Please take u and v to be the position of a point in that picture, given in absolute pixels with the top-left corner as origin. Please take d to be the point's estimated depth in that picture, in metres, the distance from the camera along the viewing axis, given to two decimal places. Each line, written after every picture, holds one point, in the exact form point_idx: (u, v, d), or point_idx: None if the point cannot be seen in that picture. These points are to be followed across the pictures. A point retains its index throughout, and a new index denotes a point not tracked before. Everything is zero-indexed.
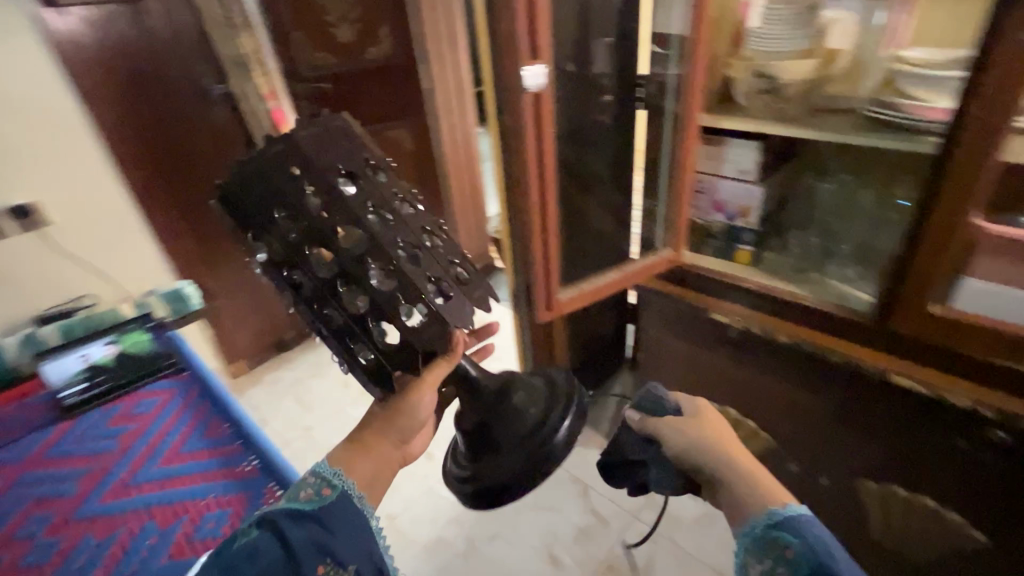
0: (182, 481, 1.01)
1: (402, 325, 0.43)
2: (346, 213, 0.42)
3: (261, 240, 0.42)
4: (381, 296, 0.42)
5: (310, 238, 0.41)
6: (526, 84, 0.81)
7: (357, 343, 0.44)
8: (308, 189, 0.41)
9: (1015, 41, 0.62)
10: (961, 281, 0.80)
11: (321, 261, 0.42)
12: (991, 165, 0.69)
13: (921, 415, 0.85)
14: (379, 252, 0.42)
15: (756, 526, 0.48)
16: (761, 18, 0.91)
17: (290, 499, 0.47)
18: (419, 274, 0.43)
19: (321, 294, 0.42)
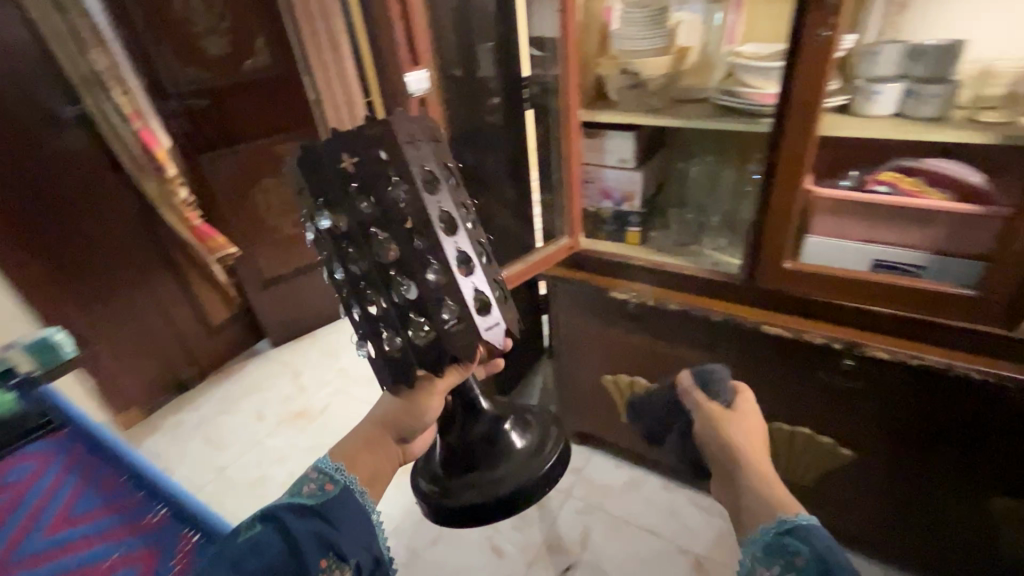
0: (78, 546, 0.96)
1: (439, 327, 0.48)
2: (419, 207, 0.47)
3: (327, 206, 0.46)
4: (430, 294, 0.47)
5: (376, 221, 0.46)
6: (411, 89, 0.82)
7: (387, 329, 0.48)
8: (391, 178, 0.46)
9: (817, 38, 0.74)
10: (806, 238, 0.96)
11: (382, 244, 0.46)
12: (813, 139, 0.82)
13: (789, 355, 1.00)
14: (438, 255, 0.47)
15: (768, 532, 0.52)
16: (620, 20, 1.01)
17: (295, 494, 0.54)
18: (467, 286, 0.49)
19: (371, 276, 0.47)
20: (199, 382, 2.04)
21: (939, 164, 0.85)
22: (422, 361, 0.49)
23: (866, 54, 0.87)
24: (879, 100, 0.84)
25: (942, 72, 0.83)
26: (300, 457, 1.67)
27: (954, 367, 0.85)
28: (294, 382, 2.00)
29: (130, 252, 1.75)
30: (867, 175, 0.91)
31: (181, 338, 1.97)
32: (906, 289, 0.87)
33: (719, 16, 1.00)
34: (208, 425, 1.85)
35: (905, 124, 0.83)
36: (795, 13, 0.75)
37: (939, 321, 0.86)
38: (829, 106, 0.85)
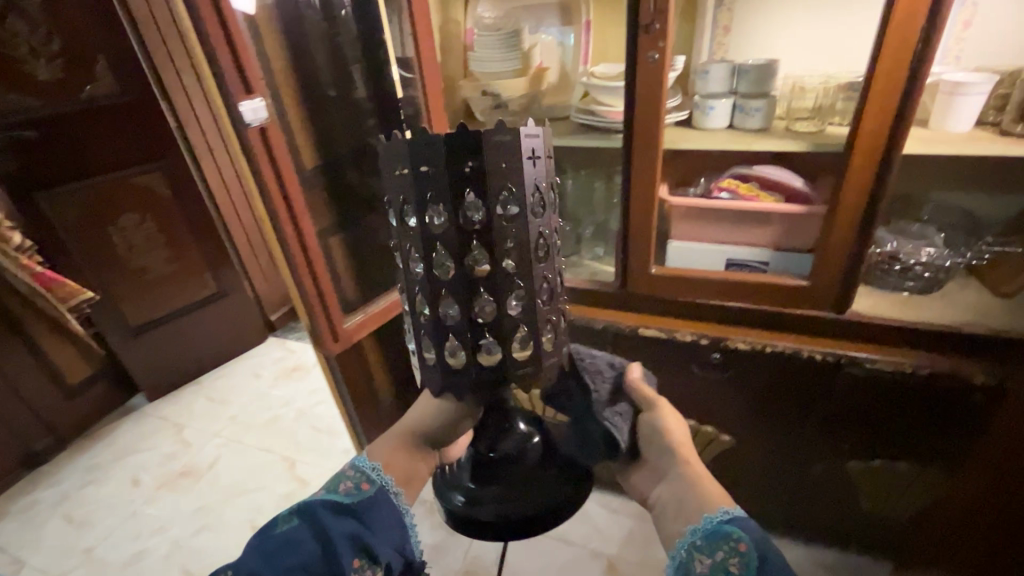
0: None
1: (509, 347, 0.55)
2: (523, 239, 0.51)
3: (444, 209, 0.49)
4: (508, 321, 0.54)
5: (480, 239, 0.50)
6: (246, 121, 0.70)
7: (456, 338, 0.55)
8: (507, 208, 0.49)
9: (648, 60, 0.80)
10: (669, 244, 1.02)
11: (477, 265, 0.51)
12: (659, 154, 0.88)
13: (667, 356, 1.06)
14: (528, 287, 0.53)
15: (711, 520, 0.54)
16: (478, 46, 1.02)
17: (332, 490, 0.60)
18: (541, 312, 0.55)
19: (457, 284, 0.52)
20: (56, 454, 1.77)
21: (769, 171, 0.94)
22: (484, 373, 0.56)
23: (700, 73, 0.94)
24: (713, 115, 0.92)
25: (764, 89, 0.91)
26: (184, 522, 1.50)
27: (799, 350, 0.94)
28: (177, 438, 1.80)
29: None
30: (712, 184, 0.98)
31: (30, 406, 1.70)
32: (755, 286, 0.95)
33: (571, 39, 1.04)
34: (70, 501, 1.60)
35: (737, 135, 0.91)
36: (628, 39, 0.80)
37: (784, 311, 0.95)
38: (670, 121, 0.96)
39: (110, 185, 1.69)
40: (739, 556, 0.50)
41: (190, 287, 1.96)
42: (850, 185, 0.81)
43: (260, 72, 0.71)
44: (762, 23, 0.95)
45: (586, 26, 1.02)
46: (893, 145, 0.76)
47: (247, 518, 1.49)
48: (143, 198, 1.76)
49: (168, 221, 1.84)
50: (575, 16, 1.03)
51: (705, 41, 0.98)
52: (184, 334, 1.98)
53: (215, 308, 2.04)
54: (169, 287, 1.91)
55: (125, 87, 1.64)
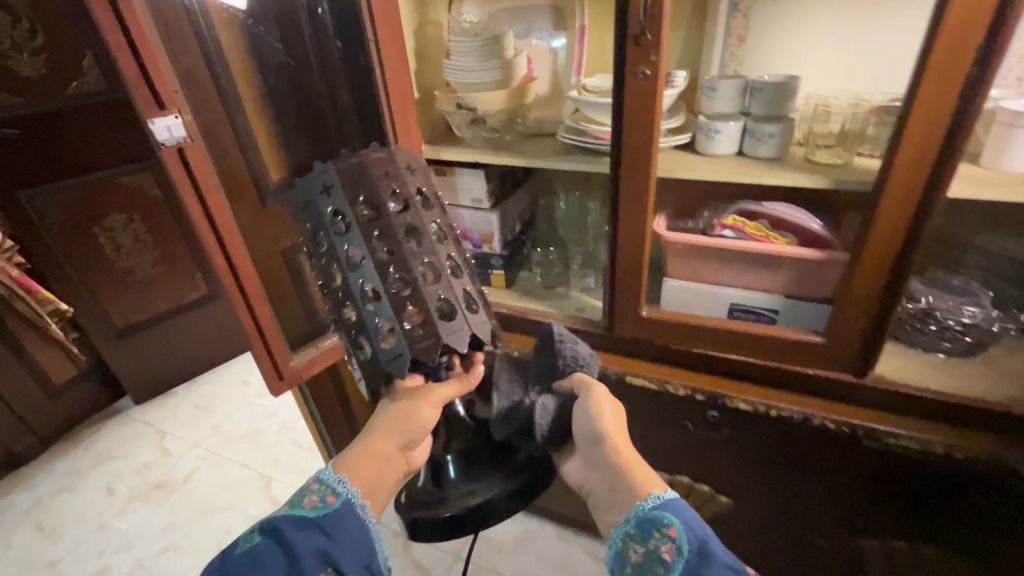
0: None
1: (404, 322, 0.53)
2: (389, 231, 0.54)
3: (323, 220, 0.56)
4: (423, 290, 0.54)
5: (353, 238, 0.54)
6: (158, 139, 0.61)
7: (360, 328, 0.56)
8: (393, 206, 0.55)
9: (638, 77, 0.67)
10: (664, 282, 0.90)
11: (381, 251, 0.54)
12: (650, 184, 0.76)
13: (658, 407, 0.93)
14: (403, 267, 0.54)
15: (641, 508, 0.53)
16: (453, 52, 0.88)
17: (297, 505, 0.56)
18: (426, 289, 0.54)
19: (347, 281, 0.55)
20: (37, 455, 1.74)
21: (781, 209, 0.80)
22: (418, 346, 0.53)
23: (706, 89, 0.81)
24: (720, 139, 0.79)
25: (780, 111, 0.78)
26: (150, 540, 1.44)
27: (808, 416, 0.81)
28: (157, 445, 1.75)
29: None
30: (715, 219, 0.85)
31: (11, 407, 1.65)
32: (757, 337, 0.82)
33: (563, 45, 0.95)
34: (43, 507, 1.56)
35: (744, 165, 0.78)
36: (614, 53, 0.68)
37: (790, 368, 0.82)
38: (669, 146, 0.83)
39: (96, 184, 1.63)
40: (668, 541, 0.50)
41: (178, 288, 1.90)
42: (876, 234, 0.67)
43: (177, 84, 0.61)
44: (783, 33, 0.81)
45: (581, 32, 0.93)
46: (933, 192, 0.62)
47: (213, 541, 1.42)
48: (130, 197, 1.70)
49: (157, 222, 1.78)
50: (569, 20, 0.93)
51: (716, 51, 0.85)
52: (172, 337, 1.93)
53: (205, 310, 1.99)
54: (158, 288, 1.86)
55: (111, 84, 1.58)
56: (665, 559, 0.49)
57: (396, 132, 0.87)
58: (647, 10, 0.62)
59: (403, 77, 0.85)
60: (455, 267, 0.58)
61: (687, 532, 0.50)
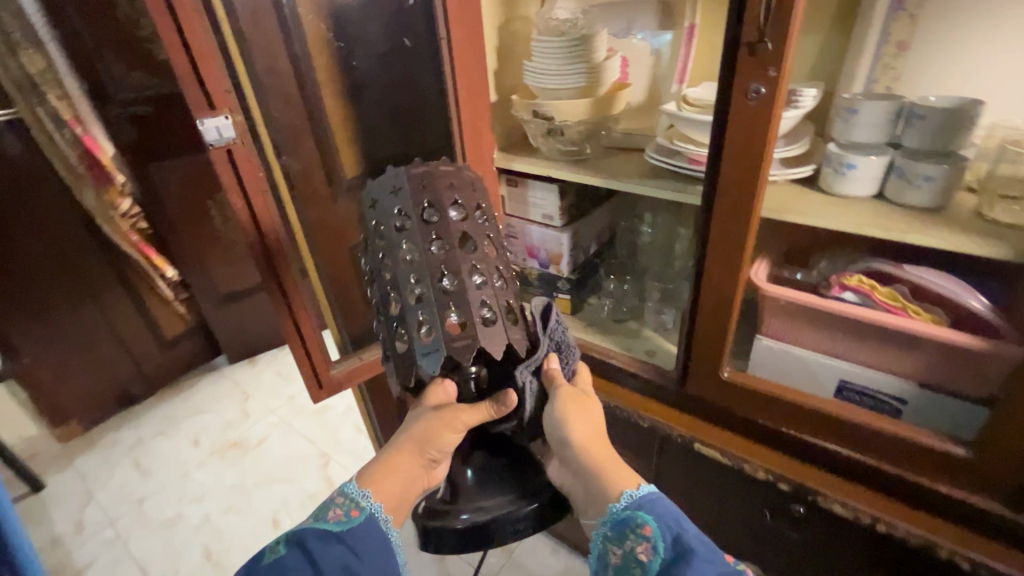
0: None
1: (477, 318, 0.48)
2: (473, 234, 0.51)
3: (403, 206, 0.50)
4: (437, 301, 0.48)
5: (435, 229, 0.49)
6: (207, 140, 0.59)
7: (420, 317, 0.48)
8: (426, 214, 0.50)
9: (747, 97, 0.53)
10: (756, 339, 0.74)
11: (405, 259, 0.49)
12: (751, 227, 0.61)
13: (731, 483, 0.78)
14: (484, 268, 0.50)
15: (615, 510, 0.50)
16: (535, 54, 0.78)
17: (321, 519, 0.52)
18: (501, 292, 0.50)
19: (418, 268, 0.48)
20: (147, 397, 1.93)
21: (927, 276, 0.61)
22: (424, 357, 0.48)
23: (842, 111, 0.63)
24: (855, 176, 0.62)
25: (946, 145, 0.59)
26: (219, 497, 1.55)
27: (931, 544, 0.62)
28: (240, 406, 1.88)
29: (66, 263, 1.62)
30: (834, 276, 0.68)
31: (130, 353, 1.84)
32: (872, 431, 0.64)
33: (668, 43, 0.82)
34: (144, 447, 1.75)
35: (886, 214, 0.60)
36: (720, 66, 0.54)
37: (912, 476, 0.64)
38: (782, 179, 0.67)
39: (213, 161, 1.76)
40: (644, 540, 0.47)
41: None
42: None
43: (228, 83, 0.58)
44: (965, 42, 0.61)
45: (689, 33, 0.80)
46: None
47: (270, 510, 1.49)
48: None
49: None
50: (677, 18, 0.80)
51: (864, 63, 0.67)
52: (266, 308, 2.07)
53: None
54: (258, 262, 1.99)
55: None
56: (642, 561, 0.47)
57: (462, 139, 0.80)
58: (770, 11, 0.48)
59: (477, 80, 0.77)
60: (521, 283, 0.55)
61: (663, 529, 0.48)
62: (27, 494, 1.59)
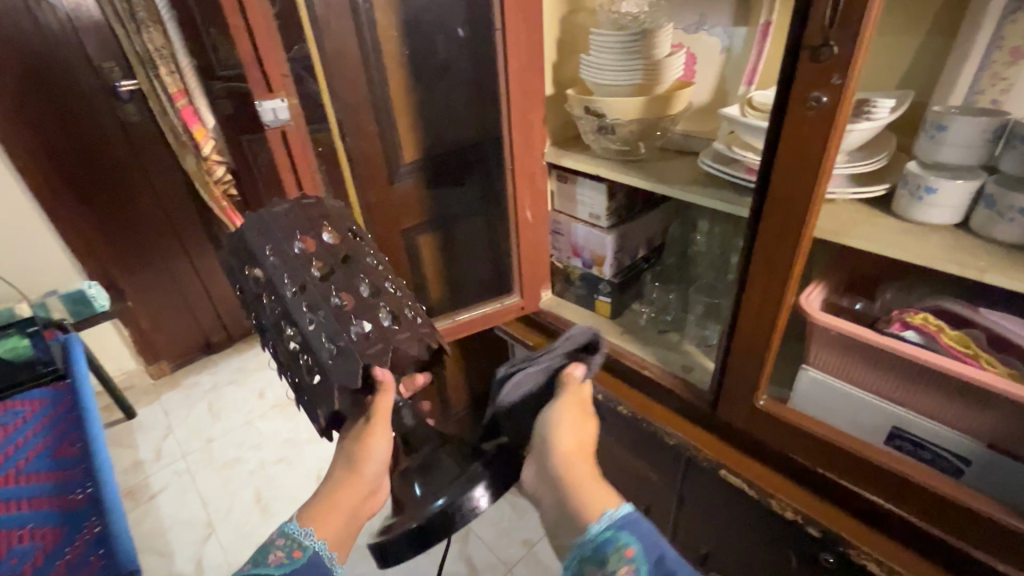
0: (18, 505, 0.97)
1: (353, 333, 0.51)
2: (325, 263, 0.53)
3: (259, 257, 0.51)
4: (339, 316, 0.51)
5: (285, 271, 0.51)
6: (265, 120, 0.66)
7: (304, 357, 0.50)
8: (298, 246, 0.52)
9: (807, 107, 0.48)
10: (801, 370, 0.68)
11: (290, 292, 0.50)
12: (800, 251, 0.55)
13: (755, 516, 0.73)
14: (344, 289, 0.53)
15: (595, 530, 0.46)
16: (593, 48, 0.77)
17: (259, 564, 0.47)
18: (369, 304, 0.54)
19: (284, 313, 0.51)
20: (225, 347, 2.11)
21: (1009, 326, 0.54)
22: (338, 373, 0.48)
23: (930, 127, 0.56)
24: (934, 203, 0.54)
25: None
26: (274, 448, 1.67)
27: None
28: None
29: (169, 219, 1.79)
30: (897, 312, 0.62)
31: (214, 306, 2.01)
32: (926, 491, 0.57)
33: (741, 39, 0.78)
34: (217, 393, 1.91)
35: (964, 248, 0.53)
36: (779, 71, 0.49)
37: (969, 548, 0.56)
38: (846, 199, 0.61)
39: None
40: (628, 563, 0.43)
41: None
42: None
43: (286, 68, 0.65)
44: None
45: (764, 31, 0.75)
46: None
47: (315, 467, 1.60)
48: None
49: None
50: (754, 13, 0.76)
51: (966, 73, 0.59)
52: None
53: None
54: None
55: None
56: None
57: (512, 132, 0.79)
58: (836, 11, 0.43)
59: (530, 73, 0.76)
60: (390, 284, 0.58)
61: (649, 554, 0.44)
62: (123, 419, 1.81)
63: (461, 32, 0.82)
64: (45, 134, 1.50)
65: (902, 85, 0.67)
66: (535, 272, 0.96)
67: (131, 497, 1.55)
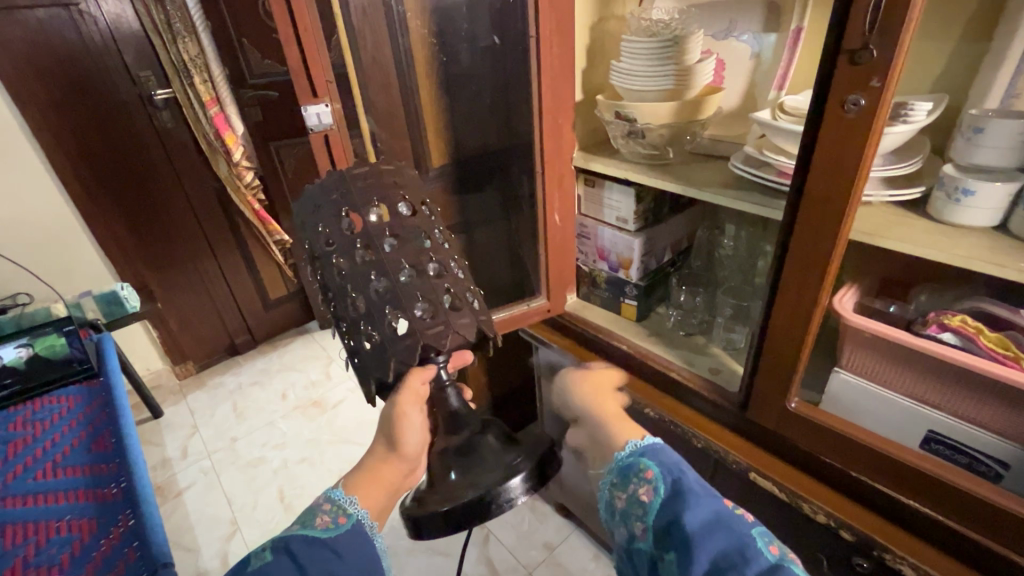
0: (51, 496, 0.93)
1: (415, 313, 0.48)
2: (402, 234, 0.50)
3: (334, 216, 0.50)
4: (404, 294, 0.48)
5: (359, 236, 0.49)
6: (309, 125, 0.69)
7: (366, 326, 0.49)
8: (377, 212, 0.50)
9: (845, 110, 0.49)
10: (833, 372, 0.69)
11: (363, 258, 0.49)
12: (835, 255, 0.56)
13: (788, 515, 0.72)
14: (413, 264, 0.49)
15: (620, 457, 0.49)
16: (624, 53, 0.78)
17: (306, 526, 0.46)
18: (436, 283, 0.50)
19: (349, 277, 0.49)
20: (249, 349, 2.14)
21: None
22: (395, 348, 0.48)
23: (966, 129, 0.56)
24: (973, 205, 0.54)
25: None
26: (297, 447, 1.69)
27: None
28: (324, 367, 2.03)
29: (198, 224, 1.83)
30: (934, 314, 0.62)
31: (240, 309, 2.05)
32: (962, 495, 0.57)
33: (771, 46, 0.79)
34: (242, 394, 1.94)
35: (1005, 249, 0.53)
36: (816, 76, 0.50)
37: (1010, 554, 0.55)
38: (881, 201, 0.61)
39: None
40: (646, 484, 0.46)
41: None
42: None
43: (330, 74, 0.68)
44: None
45: (794, 37, 0.76)
46: None
47: (337, 467, 1.60)
48: None
49: None
50: (784, 20, 0.77)
51: (1003, 77, 0.59)
52: None
53: None
54: None
55: None
56: (642, 503, 0.45)
57: (543, 137, 0.81)
58: (877, 16, 0.44)
59: (562, 80, 0.78)
60: (460, 265, 0.54)
61: (666, 475, 0.46)
62: (151, 419, 1.85)
63: (496, 39, 0.82)
64: (83, 140, 1.54)
65: (934, 90, 0.68)
66: (561, 275, 0.95)
67: (159, 493, 1.57)
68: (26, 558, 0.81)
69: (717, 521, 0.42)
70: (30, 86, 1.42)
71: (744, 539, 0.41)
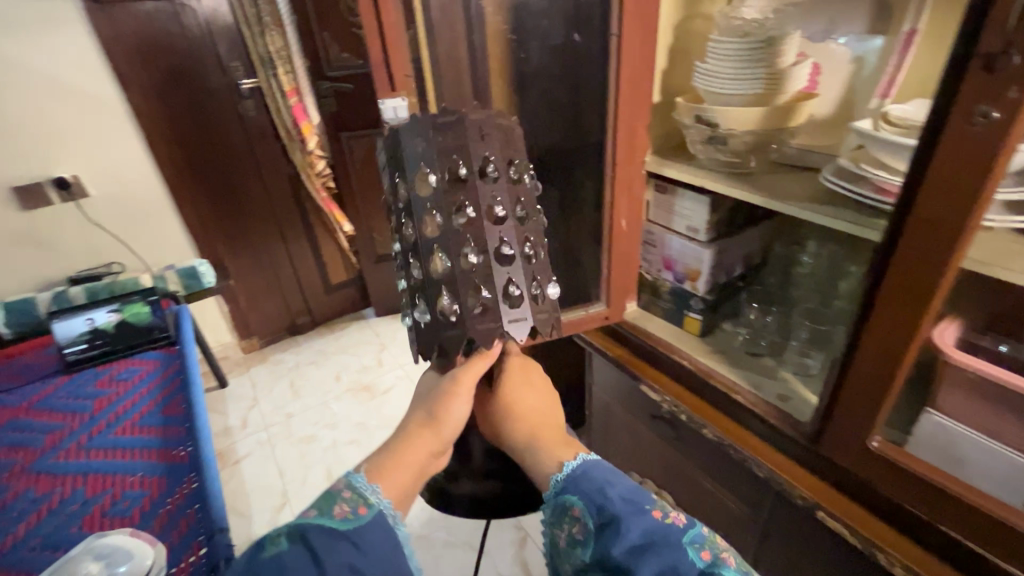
0: (126, 453, 1.00)
1: (504, 296, 0.44)
2: (505, 202, 0.44)
3: (441, 159, 0.42)
4: (496, 271, 0.43)
5: (464, 190, 0.42)
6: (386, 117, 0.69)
7: (444, 291, 0.43)
8: (489, 166, 0.43)
9: (971, 122, 0.43)
10: (926, 413, 0.62)
11: (464, 218, 0.42)
12: (944, 281, 0.50)
13: (858, 559, 0.66)
14: (512, 240, 0.44)
15: (549, 494, 0.46)
16: (710, 53, 0.74)
17: (324, 514, 0.44)
18: (528, 268, 0.46)
19: (440, 236, 0.43)
20: (308, 330, 2.23)
21: None
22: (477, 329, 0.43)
23: None
24: None
25: None
26: (348, 429, 1.74)
27: None
28: (377, 354, 2.08)
29: (272, 209, 1.93)
30: None
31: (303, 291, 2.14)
32: None
33: (877, 50, 0.73)
34: (299, 372, 2.03)
35: None
36: (937, 83, 0.45)
37: None
38: (1005, 227, 0.54)
39: None
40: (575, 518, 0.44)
41: None
42: None
43: (408, 68, 0.69)
44: None
45: (906, 39, 0.69)
46: None
47: None
48: None
49: None
50: (894, 24, 0.71)
51: None
52: None
53: None
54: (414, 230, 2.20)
55: None
56: (579, 541, 0.45)
57: (616, 138, 0.78)
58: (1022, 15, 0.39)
59: (642, 78, 0.75)
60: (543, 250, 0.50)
61: (591, 505, 0.44)
62: (217, 388, 1.97)
63: (574, 36, 0.79)
64: (177, 125, 1.66)
65: None
66: (624, 282, 0.92)
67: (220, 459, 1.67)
68: (99, 512, 0.88)
69: (647, 543, 0.41)
70: (135, 72, 1.55)
71: (678, 556, 0.41)
